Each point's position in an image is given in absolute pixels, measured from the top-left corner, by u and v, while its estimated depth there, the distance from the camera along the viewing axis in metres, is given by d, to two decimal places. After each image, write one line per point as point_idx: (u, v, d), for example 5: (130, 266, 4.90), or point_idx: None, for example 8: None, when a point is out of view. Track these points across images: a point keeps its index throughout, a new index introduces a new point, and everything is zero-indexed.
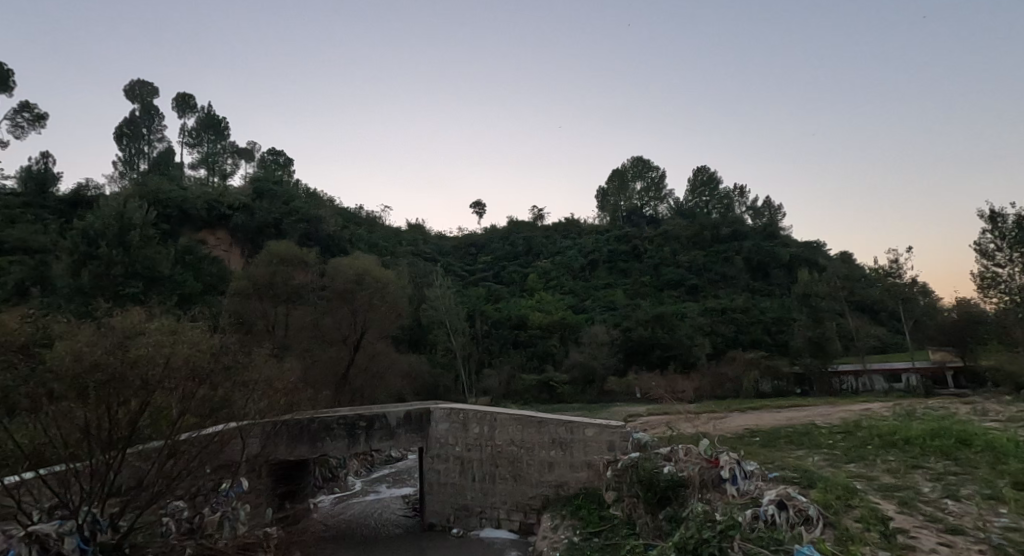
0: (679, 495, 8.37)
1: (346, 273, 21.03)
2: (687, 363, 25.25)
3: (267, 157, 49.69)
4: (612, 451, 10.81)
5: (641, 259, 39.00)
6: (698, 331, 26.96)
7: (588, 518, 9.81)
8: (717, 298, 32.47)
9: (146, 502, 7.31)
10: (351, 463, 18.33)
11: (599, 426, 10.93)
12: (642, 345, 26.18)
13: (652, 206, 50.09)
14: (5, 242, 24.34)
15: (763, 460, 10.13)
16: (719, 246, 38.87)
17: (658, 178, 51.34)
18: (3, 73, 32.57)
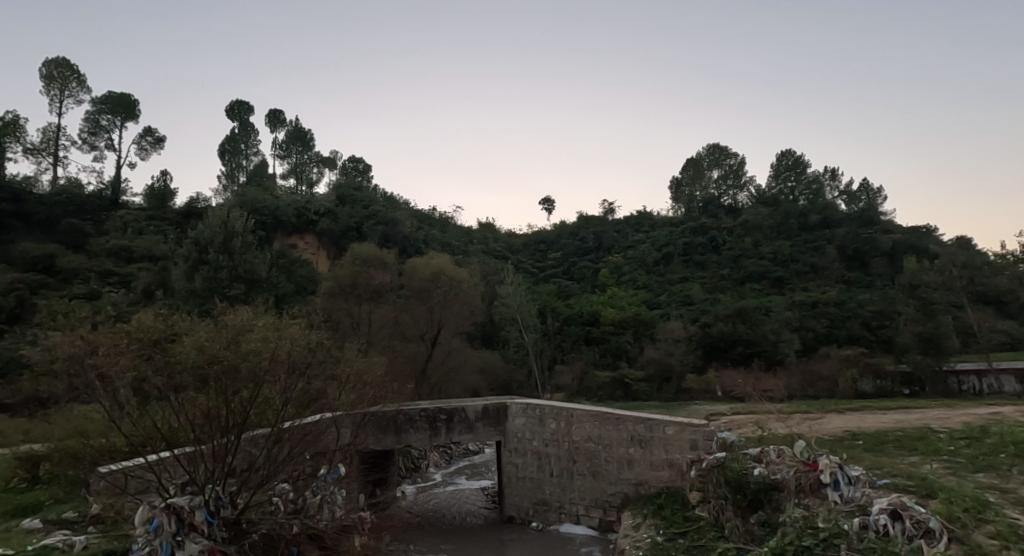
0: (772, 499, 8.21)
1: (423, 272, 21.81)
2: (774, 360, 24.07)
3: (348, 165, 52.32)
4: (694, 451, 10.51)
5: (720, 251, 37.54)
6: (786, 326, 25.61)
7: (672, 518, 9.64)
8: (806, 291, 30.63)
9: (258, 483, 8.02)
10: (431, 455, 18.98)
11: (679, 424, 10.71)
12: (723, 342, 25.23)
13: (731, 194, 48.00)
14: (133, 251, 27.36)
15: (869, 465, 9.54)
16: (809, 236, 36.60)
17: (737, 165, 49.14)
18: (132, 103, 36.37)
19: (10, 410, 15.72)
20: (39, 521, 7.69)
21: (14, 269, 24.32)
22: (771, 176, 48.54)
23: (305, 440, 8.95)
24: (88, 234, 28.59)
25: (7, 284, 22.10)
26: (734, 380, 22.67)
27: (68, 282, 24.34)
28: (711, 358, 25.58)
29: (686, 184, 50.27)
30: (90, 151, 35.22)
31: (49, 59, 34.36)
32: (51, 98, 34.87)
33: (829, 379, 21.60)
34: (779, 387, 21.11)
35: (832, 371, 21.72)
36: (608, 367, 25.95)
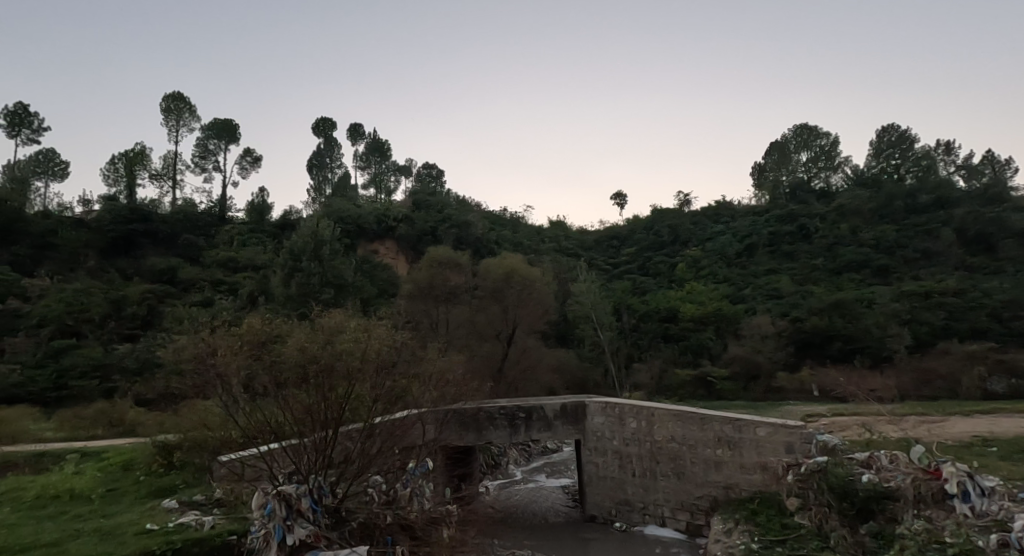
0: (886, 509, 7.88)
1: (496, 273, 22.23)
2: (880, 357, 22.44)
3: (422, 172, 54.13)
4: (791, 454, 9.93)
5: (812, 240, 35.38)
6: (893, 320, 23.76)
7: (768, 525, 9.24)
8: (918, 280, 28.20)
9: (355, 474, 8.59)
10: (511, 453, 19.36)
11: (772, 425, 10.16)
12: (819, 338, 23.79)
13: (823, 177, 44.99)
14: (238, 262, 29.93)
15: (1008, 475, 8.80)
16: (919, 219, 33.62)
17: (829, 145, 45.97)
18: (232, 127, 39.67)
19: (147, 405, 17.83)
20: (175, 502, 8.73)
21: (143, 280, 27.33)
22: (870, 156, 44.85)
23: (393, 435, 9.48)
24: (200, 248, 31.56)
25: (138, 294, 24.88)
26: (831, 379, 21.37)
27: (185, 291, 26.99)
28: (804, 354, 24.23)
29: (771, 170, 47.72)
30: (200, 173, 38.83)
31: (167, 94, 38.29)
32: (168, 128, 38.79)
33: (950, 377, 19.75)
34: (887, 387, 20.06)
35: (953, 369, 19.88)
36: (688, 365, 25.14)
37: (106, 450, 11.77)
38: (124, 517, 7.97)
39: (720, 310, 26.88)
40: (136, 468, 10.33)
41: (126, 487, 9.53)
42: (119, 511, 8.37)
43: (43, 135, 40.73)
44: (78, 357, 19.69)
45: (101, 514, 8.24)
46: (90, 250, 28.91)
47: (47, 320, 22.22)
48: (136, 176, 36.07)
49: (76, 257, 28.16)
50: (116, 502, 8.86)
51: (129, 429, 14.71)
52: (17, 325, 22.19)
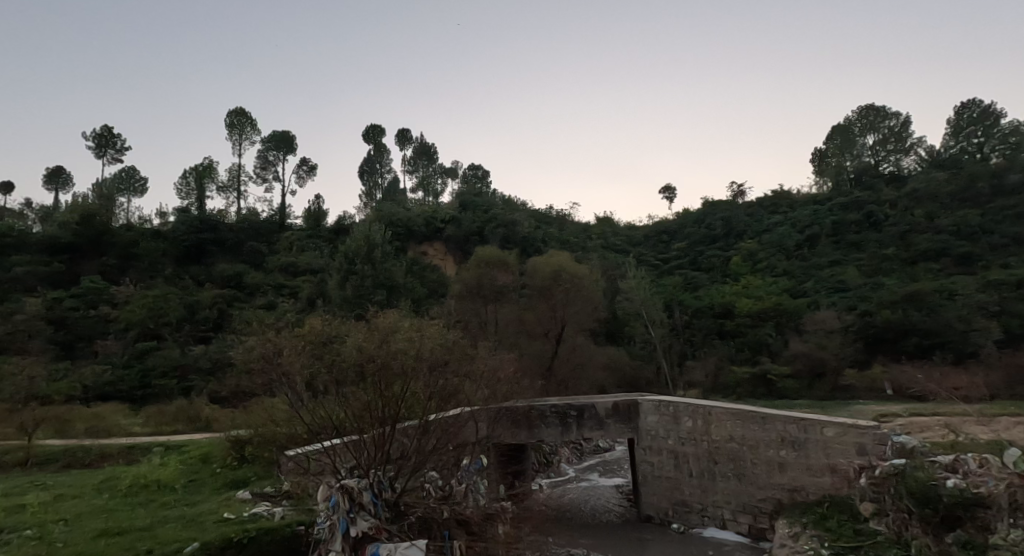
0: (975, 517, 7.51)
1: (544, 271, 22.28)
2: (965, 354, 20.81)
3: (468, 173, 54.81)
4: (863, 456, 9.50)
5: (882, 228, 33.55)
6: (978, 312, 22.25)
7: (839, 531, 8.91)
8: (1006, 268, 26.26)
9: (412, 470, 8.79)
10: (563, 451, 19.36)
11: (840, 426, 9.76)
12: (891, 332, 22.66)
13: (894, 160, 42.51)
14: (298, 266, 31.29)
15: None
16: (1004, 201, 31.27)
17: (899, 126, 43.36)
18: (288, 138, 41.47)
19: (222, 403, 19.01)
20: (249, 493, 9.34)
21: (214, 286, 29.04)
22: (950, 135, 42.01)
23: (447, 432, 9.66)
24: (264, 254, 33.18)
25: (210, 299, 26.44)
26: (907, 377, 20.00)
27: (251, 295, 28.46)
28: (875, 350, 23.02)
29: (833, 155, 45.46)
30: (261, 184, 40.79)
31: (231, 110, 40.46)
32: (233, 142, 40.97)
33: None
34: (975, 384, 18.21)
35: None
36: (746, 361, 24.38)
37: (186, 444, 12.66)
38: (206, 506, 8.56)
39: (779, 304, 25.94)
40: (213, 461, 11.07)
41: (205, 478, 10.23)
42: (201, 500, 9.00)
43: (125, 154, 43.90)
44: (160, 358, 21.16)
45: (185, 502, 8.89)
46: (167, 259, 30.96)
47: (132, 324, 23.99)
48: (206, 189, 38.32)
49: (155, 266, 30.24)
50: (197, 492, 9.52)
51: (205, 425, 15.72)
52: (106, 329, 24.08)
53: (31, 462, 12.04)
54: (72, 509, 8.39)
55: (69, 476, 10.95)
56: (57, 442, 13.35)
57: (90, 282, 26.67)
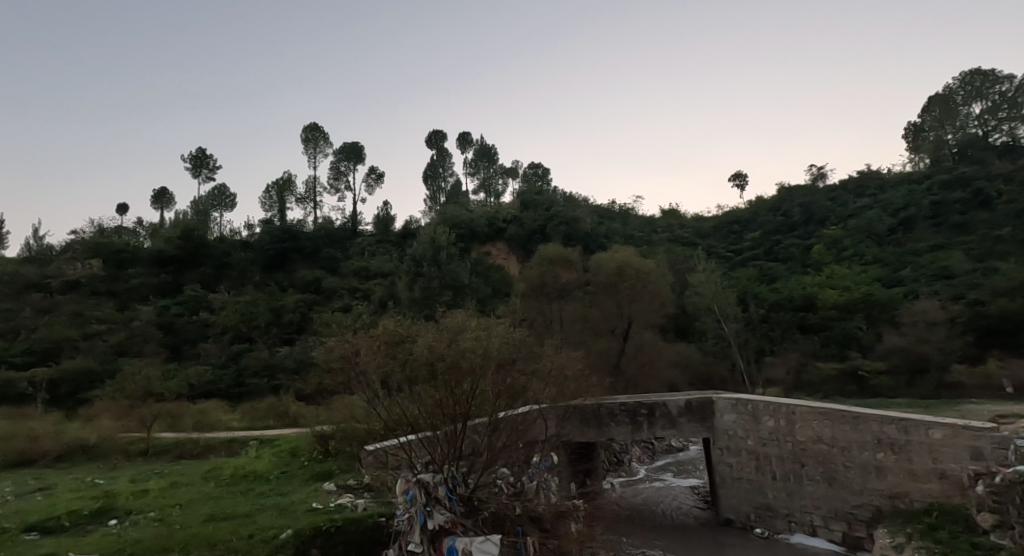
0: None
1: (608, 267, 22.11)
2: None
3: (529, 172, 55.05)
4: (979, 462, 8.22)
5: (992, 207, 30.48)
6: None
7: (953, 545, 7.89)
8: None
9: (484, 466, 9.05)
10: (634, 450, 19.06)
11: (950, 427, 8.55)
12: (1010, 324, 20.36)
13: (1006, 128, 38.12)
14: (370, 270, 32.67)
15: None
16: None
17: (1011, 91, 39.01)
18: (356, 148, 43.34)
19: (309, 400, 20.25)
20: (335, 485, 9.96)
21: (296, 291, 30.84)
22: None
23: (516, 430, 9.83)
24: (339, 259, 34.85)
25: (292, 303, 28.12)
26: None
27: (328, 299, 29.96)
28: (988, 343, 20.69)
29: (931, 129, 41.79)
30: (334, 193, 42.87)
31: (305, 125, 42.80)
32: (309, 155, 43.29)
33: None
34: None
35: None
36: (833, 356, 22.90)
37: (277, 437, 13.60)
38: (296, 496, 9.17)
39: (870, 295, 24.19)
40: (301, 454, 11.82)
41: (295, 470, 10.96)
42: (292, 490, 9.66)
43: (217, 173, 47.47)
44: (252, 358, 22.77)
45: (278, 491, 9.57)
46: (255, 267, 33.20)
47: (227, 327, 25.98)
48: (285, 201, 40.73)
49: (245, 274, 32.58)
50: (288, 483, 10.23)
51: (293, 421, 16.77)
52: (205, 333, 26.17)
53: (150, 452, 13.37)
54: (185, 495, 9.26)
55: (181, 465, 12.08)
56: (170, 434, 14.73)
57: (191, 290, 29.11)
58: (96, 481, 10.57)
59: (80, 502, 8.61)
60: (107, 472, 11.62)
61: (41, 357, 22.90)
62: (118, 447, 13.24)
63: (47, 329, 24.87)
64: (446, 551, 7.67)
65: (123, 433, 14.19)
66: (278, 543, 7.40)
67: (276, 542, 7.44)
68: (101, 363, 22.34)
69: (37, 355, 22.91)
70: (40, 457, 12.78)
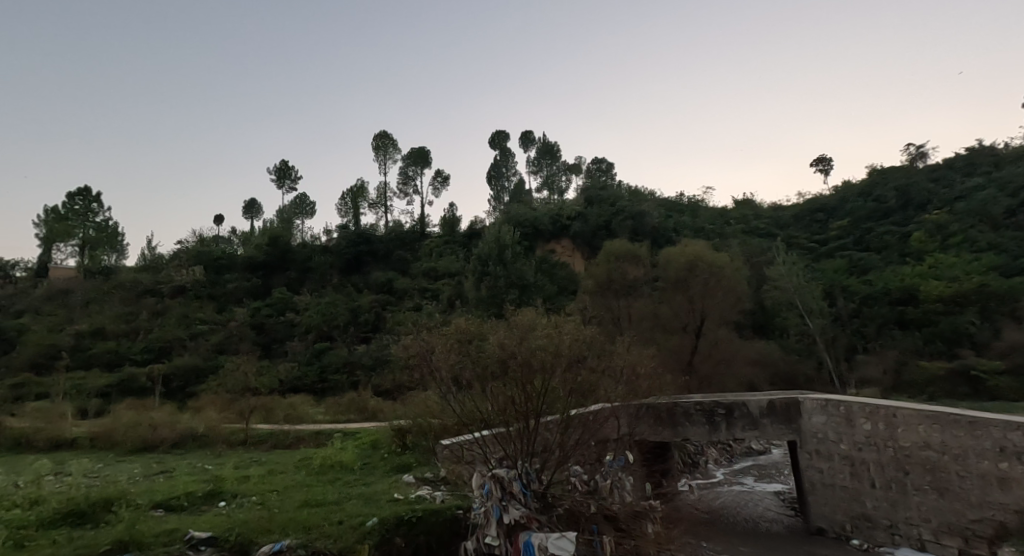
0: None
1: (678, 261, 21.36)
2: None
3: (592, 168, 54.45)
4: None
5: None
6: None
7: None
8: None
9: (557, 463, 9.06)
10: (710, 452, 18.40)
11: None
12: None
13: None
14: (439, 270, 33.47)
15: None
16: None
17: None
18: (422, 153, 44.55)
19: (390, 396, 21.06)
20: (414, 478, 10.29)
21: (370, 292, 32.10)
22: None
23: (589, 428, 9.76)
24: (409, 261, 35.94)
25: (368, 303, 29.34)
26: None
27: (400, 299, 30.99)
28: None
29: None
30: (403, 196, 44.28)
31: (375, 133, 44.45)
32: (379, 162, 44.94)
33: None
34: None
35: None
36: (939, 355, 20.97)
37: (358, 431, 14.24)
38: (378, 487, 9.54)
39: (985, 285, 21.49)
40: (381, 447, 12.33)
41: (377, 462, 11.45)
42: (375, 481, 10.09)
43: (298, 182, 50.35)
44: (333, 356, 23.99)
45: (362, 482, 10.02)
46: (333, 270, 34.87)
47: (310, 327, 27.45)
48: (359, 206, 42.52)
49: (324, 277, 34.30)
50: (372, 473, 10.70)
51: (372, 415, 17.49)
52: (291, 332, 27.75)
53: (249, 441, 14.42)
54: (282, 482, 9.87)
55: (276, 455, 12.92)
56: (264, 426, 15.79)
57: (278, 293, 31.03)
58: (205, 467, 11.49)
59: (194, 485, 9.36)
60: (214, 459, 12.63)
61: (154, 354, 25.18)
62: (222, 436, 14.33)
63: (158, 329, 27.33)
64: (522, 545, 7.72)
65: (226, 424, 15.34)
66: (366, 530, 7.67)
67: (363, 529, 7.72)
68: (205, 360, 24.25)
69: (151, 352, 25.21)
70: (158, 444, 14.04)
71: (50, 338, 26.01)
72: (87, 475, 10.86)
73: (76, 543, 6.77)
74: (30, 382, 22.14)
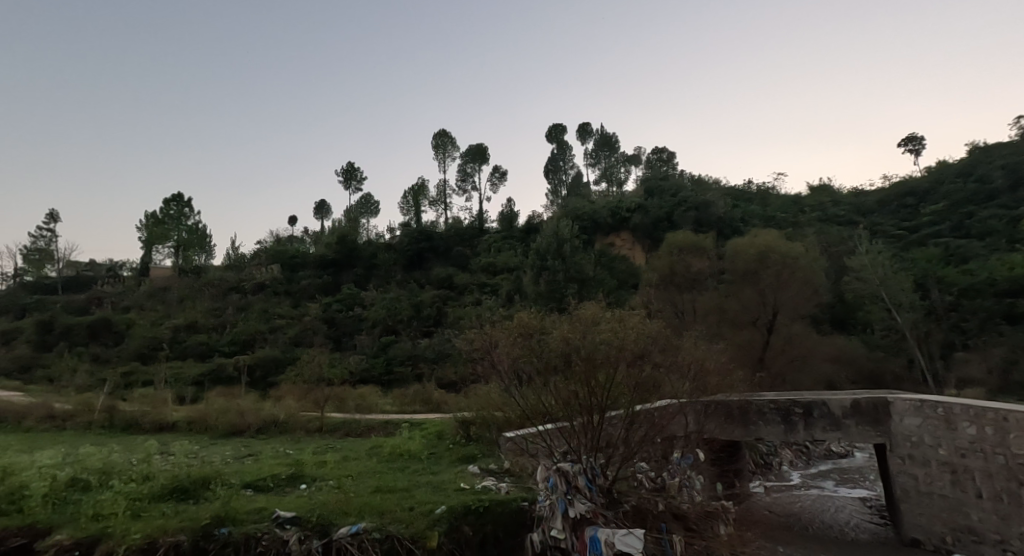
0: None
1: (747, 252, 20.47)
2: None
3: (653, 158, 53.11)
4: None
5: None
6: None
7: None
8: None
9: (623, 459, 8.86)
10: (785, 453, 17.51)
11: None
12: None
13: None
14: (498, 265, 33.69)
15: None
16: None
17: None
18: (480, 149, 44.94)
19: (455, 387, 21.39)
20: (480, 468, 10.39)
21: (432, 287, 32.75)
22: None
23: (657, 424, 9.47)
24: (469, 256, 36.34)
25: (429, 299, 29.94)
26: None
27: (461, 294, 31.40)
28: None
29: None
30: (462, 193, 44.88)
31: (435, 132, 45.29)
32: (438, 160, 45.75)
33: None
34: None
35: None
36: None
37: (424, 421, 14.56)
38: (446, 476, 9.68)
39: None
40: (446, 437, 12.55)
41: (443, 451, 11.66)
42: (442, 470, 10.24)
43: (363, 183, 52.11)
44: (398, 350, 24.69)
45: (430, 470, 10.21)
46: (397, 266, 35.81)
47: (376, 321, 28.32)
48: (420, 204, 43.49)
49: (389, 273, 35.34)
50: (439, 463, 10.89)
51: (437, 407, 17.87)
52: (359, 326, 28.71)
53: (324, 429, 15.08)
54: (355, 468, 10.21)
55: (349, 442, 13.43)
56: (338, 414, 16.48)
57: (347, 289, 32.30)
58: (287, 451, 12.10)
59: (278, 467, 9.87)
60: (294, 444, 13.31)
61: (239, 346, 26.81)
62: (300, 424, 15.07)
63: (241, 324, 29.10)
64: (588, 540, 7.55)
65: (303, 412, 16.13)
66: (435, 517, 7.79)
67: (433, 516, 7.84)
68: (283, 352, 25.59)
69: (236, 344, 26.84)
70: (245, 429, 14.92)
71: (151, 332, 28.26)
72: (187, 455, 11.74)
73: (181, 516, 7.29)
74: (134, 371, 24.17)
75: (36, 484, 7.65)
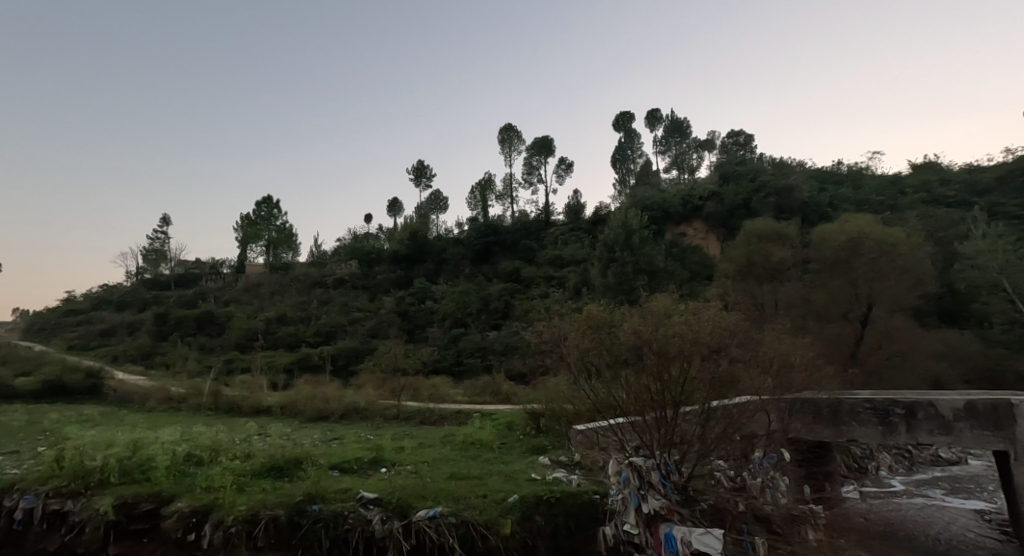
0: None
1: (836, 240, 19.16)
2: None
3: (727, 142, 50.79)
4: None
5: None
6: None
7: None
8: None
9: (699, 457, 8.46)
10: (883, 457, 16.28)
11: None
12: None
13: None
14: (565, 257, 33.56)
15: None
16: None
17: None
18: (546, 141, 44.79)
19: (526, 378, 21.53)
20: (549, 460, 10.43)
21: (500, 280, 33.10)
22: None
23: (736, 421, 9.02)
24: (535, 249, 36.41)
25: (497, 292, 30.28)
26: None
27: (529, 287, 31.53)
28: None
29: None
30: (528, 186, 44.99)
31: (500, 127, 45.63)
32: (504, 155, 46.10)
33: None
34: None
35: None
36: None
37: (494, 412, 14.77)
38: (516, 466, 9.78)
39: None
40: (516, 429, 12.66)
41: (512, 442, 11.78)
42: (512, 461, 10.36)
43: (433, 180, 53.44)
44: (467, 342, 25.22)
45: (501, 460, 10.36)
46: (466, 260, 36.47)
47: (447, 314, 28.98)
48: (487, 199, 44.06)
49: (458, 266, 36.08)
50: (509, 453, 11.01)
51: (506, 398, 18.07)
52: (431, 318, 29.51)
53: (401, 417, 15.66)
54: (431, 454, 10.54)
55: (424, 430, 13.85)
56: (413, 403, 17.06)
57: (419, 283, 33.32)
58: (368, 437, 12.69)
59: (360, 452, 10.36)
60: (375, 430, 13.93)
61: (322, 337, 28.33)
62: (379, 411, 15.74)
63: (324, 316, 30.74)
64: (663, 537, 7.36)
65: (381, 400, 16.84)
66: (508, 506, 7.92)
67: (505, 505, 7.98)
68: (362, 343, 26.82)
69: (320, 335, 28.40)
70: (331, 415, 15.75)
71: (246, 324, 30.50)
72: (281, 437, 12.62)
73: (278, 492, 7.83)
74: (235, 359, 26.21)
75: (160, 459, 8.47)
